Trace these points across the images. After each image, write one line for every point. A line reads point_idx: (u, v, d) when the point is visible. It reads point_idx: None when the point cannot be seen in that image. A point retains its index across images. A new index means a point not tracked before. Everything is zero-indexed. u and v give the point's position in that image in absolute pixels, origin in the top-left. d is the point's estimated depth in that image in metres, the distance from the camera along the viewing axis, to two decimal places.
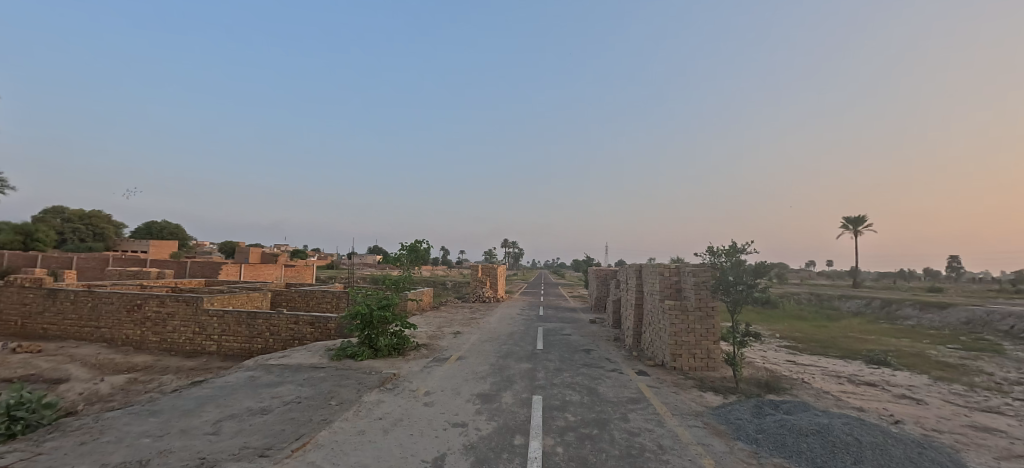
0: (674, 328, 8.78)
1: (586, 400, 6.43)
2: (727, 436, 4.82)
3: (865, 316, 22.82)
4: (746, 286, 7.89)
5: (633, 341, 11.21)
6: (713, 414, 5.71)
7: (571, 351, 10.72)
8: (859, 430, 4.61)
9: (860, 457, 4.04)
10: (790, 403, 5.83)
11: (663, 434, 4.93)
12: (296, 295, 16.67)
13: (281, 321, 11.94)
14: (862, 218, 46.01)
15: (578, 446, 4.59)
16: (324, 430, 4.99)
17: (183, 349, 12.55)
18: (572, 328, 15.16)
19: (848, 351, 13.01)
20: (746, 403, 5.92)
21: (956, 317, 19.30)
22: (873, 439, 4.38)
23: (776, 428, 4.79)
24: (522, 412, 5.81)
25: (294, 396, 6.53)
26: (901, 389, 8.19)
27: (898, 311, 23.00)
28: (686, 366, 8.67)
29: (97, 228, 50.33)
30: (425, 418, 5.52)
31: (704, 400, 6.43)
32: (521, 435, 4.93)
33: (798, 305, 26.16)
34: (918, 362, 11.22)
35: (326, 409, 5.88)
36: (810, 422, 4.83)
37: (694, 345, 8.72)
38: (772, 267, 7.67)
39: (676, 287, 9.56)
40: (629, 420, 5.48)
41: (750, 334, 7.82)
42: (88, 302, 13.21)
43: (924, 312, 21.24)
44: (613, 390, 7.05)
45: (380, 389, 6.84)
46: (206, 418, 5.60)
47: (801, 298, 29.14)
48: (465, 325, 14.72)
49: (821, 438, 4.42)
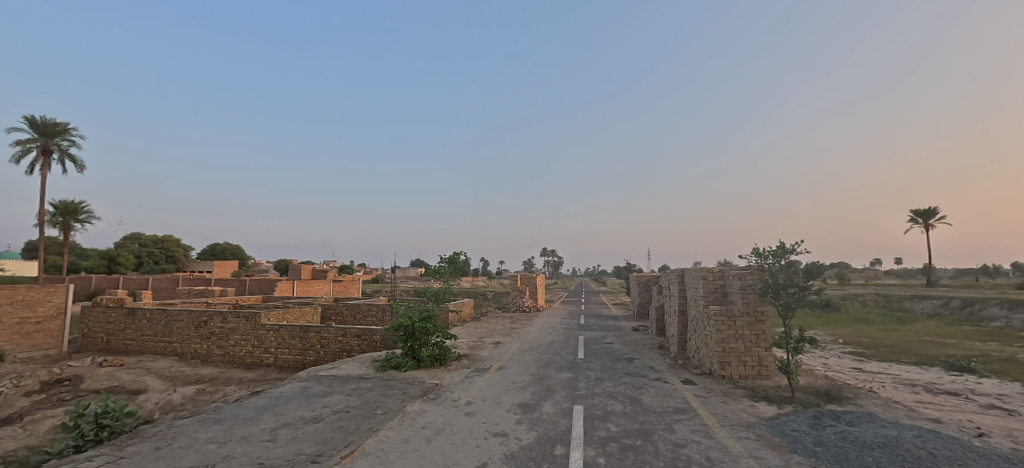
0: (720, 335, 8.37)
1: (629, 410, 6.26)
2: (782, 449, 4.53)
3: (943, 318, 20.68)
4: (799, 288, 7.43)
5: (678, 349, 10.77)
6: (767, 425, 5.38)
7: (613, 360, 10.46)
8: (935, 444, 4.17)
9: None
10: (853, 414, 5.39)
11: (711, 446, 4.70)
12: (344, 309, 17.45)
13: (330, 334, 12.53)
14: (931, 209, 42.04)
15: (620, 458, 4.47)
16: (371, 438, 5.19)
17: (243, 361, 13.45)
18: (613, 336, 14.83)
19: (924, 357, 11.86)
20: (803, 414, 5.53)
21: None
22: (950, 454, 3.96)
23: (836, 441, 4.44)
24: (563, 422, 5.74)
25: (342, 405, 6.83)
26: (990, 399, 7.33)
27: (982, 311, 20.70)
28: (736, 375, 8.24)
29: (170, 251, 55.23)
30: (466, 428, 5.60)
31: (756, 411, 6.08)
32: (562, 445, 4.90)
33: (862, 308, 24.16)
34: (1011, 368, 10.01)
35: (372, 418, 6.10)
36: (876, 434, 4.45)
37: (743, 352, 8.28)
38: (826, 268, 7.23)
39: (721, 292, 9.16)
40: (673, 431, 5.28)
41: (807, 341, 7.27)
42: (162, 319, 14.50)
43: (1014, 312, 18.92)
44: (657, 400, 6.81)
45: (423, 400, 7.00)
46: (263, 426, 5.97)
47: (867, 299, 26.86)
48: (505, 336, 14.75)
49: (889, 451, 4.06)
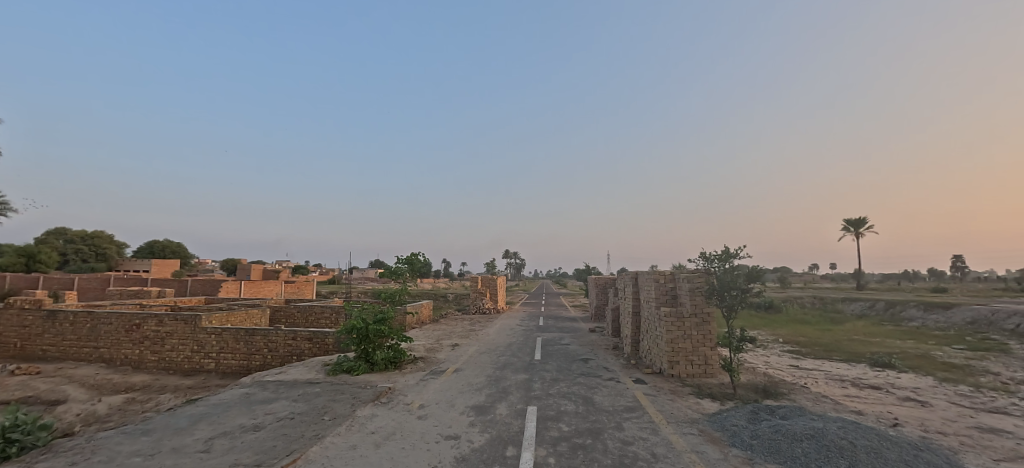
0: (670, 336, 8.72)
1: (581, 410, 6.37)
2: (721, 443, 4.76)
3: (869, 318, 22.68)
4: (741, 290, 7.87)
5: (631, 349, 11.11)
6: (709, 421, 5.64)
7: (569, 361, 10.62)
8: (855, 434, 4.52)
9: (855, 461, 3.97)
10: (786, 408, 5.76)
11: (657, 443, 4.86)
12: (295, 311, 16.67)
13: (279, 337, 11.91)
14: (862, 218, 45.93)
15: (570, 457, 4.52)
16: (315, 445, 4.95)
17: (181, 367, 12.51)
18: (571, 337, 15.07)
19: (851, 354, 12.90)
20: (743, 409, 5.84)
21: (960, 317, 19.08)
22: (868, 443, 4.30)
23: (770, 434, 4.72)
24: (516, 423, 5.75)
25: (287, 412, 6.50)
26: (905, 392, 8.07)
27: (902, 311, 22.85)
28: (684, 373, 8.59)
29: (101, 249, 50.59)
30: (418, 431, 5.47)
31: (700, 407, 6.36)
32: (514, 446, 4.90)
33: (800, 309, 26.03)
34: (924, 363, 11.09)
35: (319, 424, 5.84)
36: (805, 426, 4.76)
37: (690, 352, 8.64)
38: (765, 272, 7.70)
39: (671, 294, 9.53)
40: (623, 429, 5.42)
41: (748, 340, 7.70)
42: (88, 322, 13.23)
43: (929, 313, 21.01)
44: (609, 399, 6.97)
45: (374, 404, 6.79)
46: (198, 436, 5.56)
47: (805, 301, 28.93)
48: (463, 338, 14.63)
49: (816, 442, 4.35)
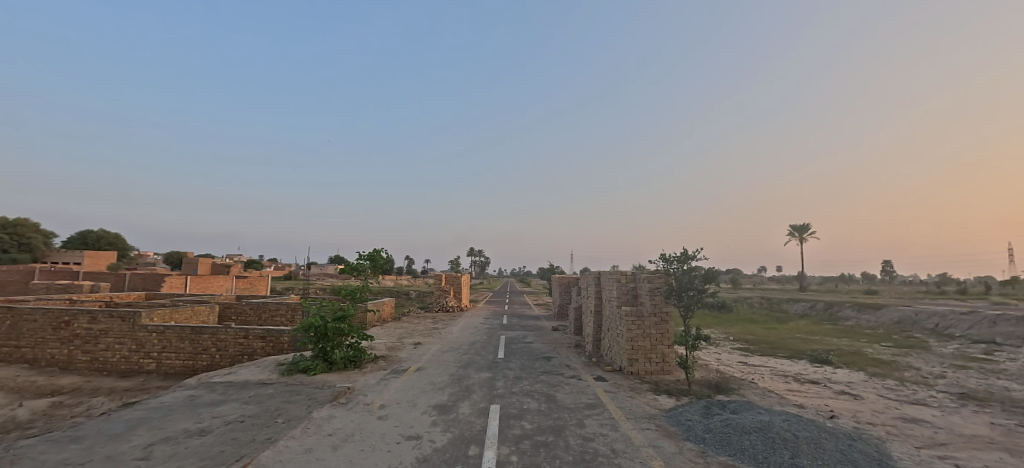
0: (630, 334, 8.98)
1: (544, 407, 6.44)
2: (677, 437, 4.96)
3: (810, 318, 24.37)
4: (697, 290, 8.23)
5: (593, 347, 11.36)
6: (666, 416, 5.86)
7: (532, 359, 10.70)
8: (797, 426, 4.84)
9: (797, 451, 4.25)
10: (736, 403, 6.09)
11: (616, 438, 5.00)
12: (247, 308, 15.80)
13: (229, 336, 11.25)
14: (806, 225, 49.25)
15: (533, 454, 4.56)
16: (268, 449, 4.72)
17: (117, 368, 11.55)
18: (534, 336, 15.20)
19: (794, 351, 13.84)
20: (697, 404, 6.11)
21: (888, 317, 20.90)
22: (808, 434, 4.62)
23: (721, 428, 4.97)
24: (479, 422, 5.73)
25: (237, 414, 6.14)
26: (840, 386, 8.75)
27: (839, 311, 24.79)
28: (643, 370, 8.88)
29: (23, 238, 45.81)
30: (378, 432, 5.34)
31: (657, 403, 6.61)
32: (476, 445, 4.87)
33: (750, 309, 27.65)
34: (857, 360, 12.08)
35: (272, 427, 5.56)
36: (753, 420, 5.04)
37: (649, 349, 8.95)
38: (720, 273, 8.10)
39: (632, 294, 9.83)
40: (584, 426, 5.52)
41: (702, 338, 8.06)
42: (7, 319, 11.94)
43: (861, 313, 22.92)
44: (571, 397, 7.10)
45: (332, 405, 6.55)
46: (135, 443, 5.15)
47: (754, 302, 30.75)
48: (426, 336, 14.42)
49: (762, 434, 4.62)
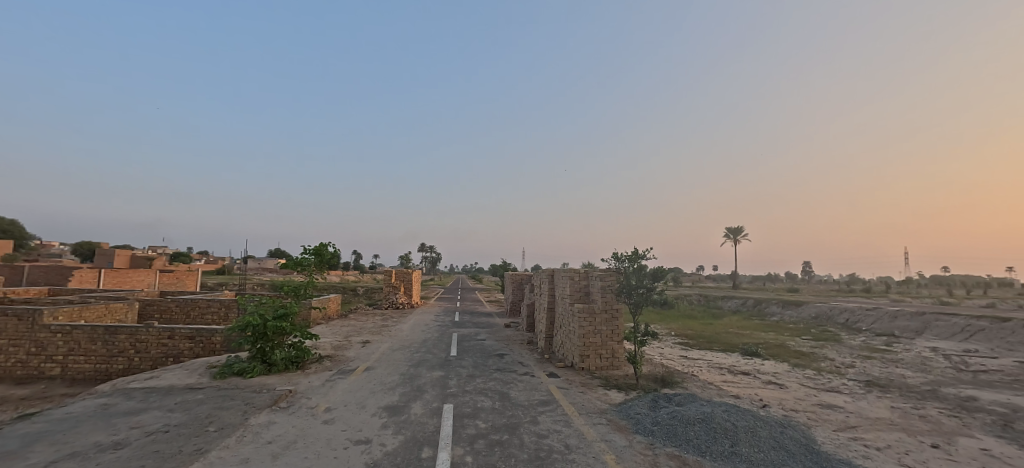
0: (582, 331, 9.20)
1: (498, 406, 6.42)
2: (627, 431, 5.14)
3: (742, 314, 26.51)
4: (646, 288, 8.60)
5: (545, 344, 11.53)
6: (616, 410, 6.07)
7: (485, 357, 10.65)
8: (735, 416, 5.19)
9: (735, 441, 4.55)
10: (680, 396, 6.43)
11: (569, 434, 5.09)
12: (173, 306, 14.37)
13: (151, 336, 10.15)
14: (739, 228, 53.35)
15: (488, 453, 4.52)
16: (197, 462, 4.28)
17: (10, 375, 10.03)
18: (487, 333, 15.17)
19: (728, 345, 14.95)
20: (645, 398, 6.38)
21: (808, 313, 23.22)
22: (745, 423, 4.97)
23: (668, 420, 5.22)
24: (432, 423, 5.59)
25: (160, 424, 5.53)
26: (768, 376, 9.56)
27: (766, 307, 27.17)
28: (593, 366, 9.15)
29: None
30: (324, 438, 5.04)
31: (607, 398, 6.83)
32: (429, 446, 4.75)
33: (689, 305, 29.55)
34: (781, 352, 13.28)
35: (202, 437, 5.07)
36: (696, 412, 5.34)
37: (600, 346, 9.23)
38: (667, 272, 8.50)
39: (584, 291, 10.07)
40: (538, 423, 5.58)
41: (649, 334, 8.44)
42: None
43: (785, 309, 25.29)
44: (524, 394, 7.14)
45: (272, 410, 6.11)
46: (32, 461, 4.47)
47: (693, 299, 32.88)
48: (375, 334, 13.91)
49: (705, 425, 4.91)
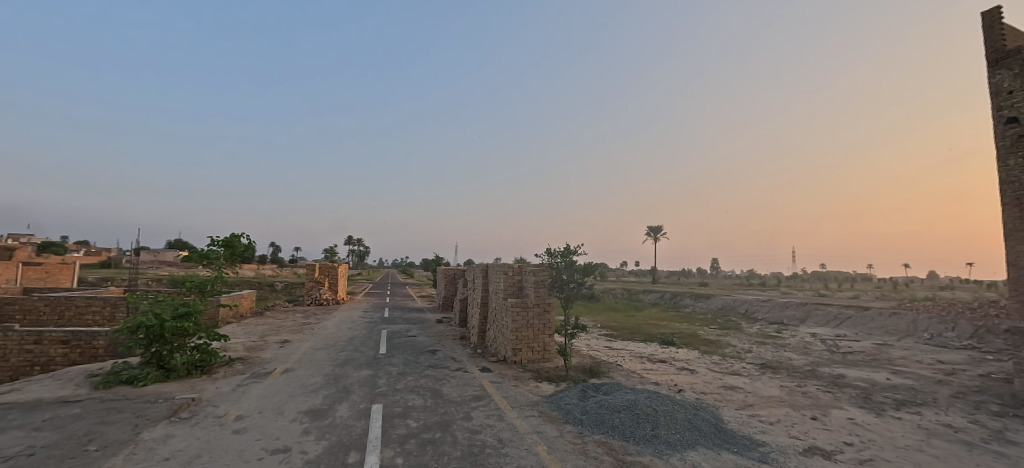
0: (515, 325, 9.33)
1: (430, 403, 6.28)
2: (558, 421, 5.31)
3: (660, 306, 28.83)
4: (577, 283, 8.95)
5: (478, 339, 11.51)
6: (547, 402, 6.24)
7: (416, 354, 10.36)
8: (656, 401, 5.60)
9: (656, 425, 4.90)
10: (607, 385, 6.78)
11: (503, 428, 5.13)
12: (38, 305, 12.05)
13: (6, 341, 8.41)
14: (658, 227, 57.81)
15: (419, 453, 4.39)
16: None
17: None
18: (418, 329, 14.77)
19: (648, 335, 16.14)
20: (574, 389, 6.64)
21: (715, 304, 25.90)
22: (664, 407, 5.37)
23: (596, 409, 5.48)
24: (359, 425, 5.30)
25: (17, 447, 4.59)
26: (682, 363, 10.48)
27: (681, 300, 29.81)
28: (525, 359, 9.32)
29: None
30: (233, 449, 4.53)
31: (539, 390, 6.99)
32: (356, 450, 4.49)
33: (615, 299, 31.50)
34: (693, 340, 14.65)
35: (76, 459, 4.30)
36: (622, 399, 5.66)
37: (532, 339, 9.42)
38: (596, 267, 8.91)
39: (518, 286, 10.21)
40: (471, 418, 5.54)
41: (579, 327, 8.79)
42: None
43: (697, 301, 27.98)
44: (457, 390, 7.07)
45: (170, 421, 5.37)
46: None
47: (618, 292, 35.06)
48: (295, 333, 12.88)
49: (629, 412, 5.22)
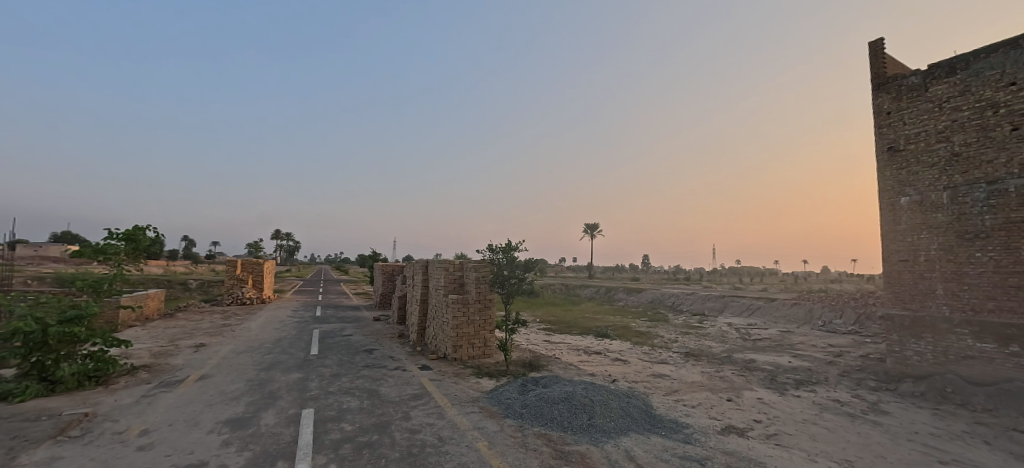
0: (456, 321, 9.24)
1: (366, 405, 6.02)
2: (498, 416, 5.35)
3: (596, 300, 30.21)
4: (517, 279, 9.07)
5: (417, 336, 11.25)
6: (487, 397, 6.26)
7: (351, 354, 9.88)
8: (592, 392, 5.85)
9: (592, 414, 5.12)
10: (546, 378, 6.97)
11: (443, 426, 5.06)
12: None
13: None
14: (594, 225, 60.33)
15: (355, 458, 4.19)
16: None
17: None
18: (354, 328, 14.09)
19: (585, 328, 16.84)
20: (514, 383, 6.73)
21: (645, 298, 27.68)
22: (600, 397, 5.64)
23: (536, 402, 5.60)
24: (288, 432, 4.94)
25: None
26: (615, 354, 11.06)
27: (615, 294, 31.47)
28: (465, 356, 9.27)
29: None
30: None
31: (480, 386, 7.00)
32: (285, 460, 4.18)
33: (554, 294, 32.46)
34: (626, 332, 15.54)
35: None
36: (560, 391, 5.85)
37: (472, 335, 9.40)
38: (537, 263, 9.09)
39: (459, 282, 10.11)
40: (410, 418, 5.40)
41: (519, 322, 8.92)
42: None
43: (629, 295, 29.74)
44: (395, 390, 6.85)
45: (52, 442, 4.61)
46: None
47: (557, 287, 36.18)
48: (212, 335, 11.68)
49: (567, 403, 5.41)
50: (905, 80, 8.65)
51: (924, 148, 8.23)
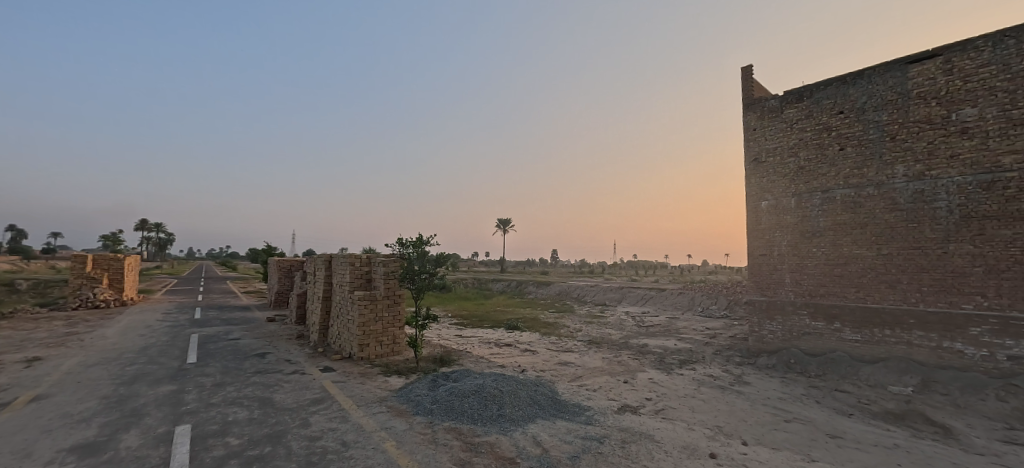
0: (362, 319, 8.79)
1: (258, 414, 5.45)
2: (407, 414, 5.23)
3: (508, 294, 30.99)
4: (428, 273, 8.93)
5: (318, 337, 10.44)
6: (396, 395, 6.08)
7: (239, 359, 8.83)
8: (502, 383, 6.02)
9: (501, 404, 5.27)
10: (457, 372, 6.98)
11: (347, 430, 4.80)
12: None
13: None
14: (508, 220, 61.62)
15: None
16: None
17: None
18: (243, 330, 12.61)
19: (497, 321, 17.17)
20: (424, 380, 6.64)
21: (554, 290, 29.13)
22: (509, 387, 5.82)
23: (446, 396, 5.59)
24: (157, 454, 4.26)
25: None
26: (525, 345, 11.49)
27: (526, 287, 32.57)
28: (372, 354, 8.87)
29: None
30: None
31: (388, 385, 6.76)
32: None
33: (467, 288, 32.54)
34: (535, 323, 16.19)
35: None
36: (471, 385, 5.91)
37: (380, 333, 9.02)
38: (449, 257, 9.05)
39: (366, 278, 9.62)
40: (309, 425, 5.03)
41: (430, 317, 8.79)
42: None
43: (539, 288, 31.05)
44: (293, 395, 6.31)
45: None
46: None
47: (471, 281, 36.34)
48: (49, 347, 9.55)
49: (477, 395, 5.49)
50: (768, 102, 10.27)
51: (779, 160, 9.90)
